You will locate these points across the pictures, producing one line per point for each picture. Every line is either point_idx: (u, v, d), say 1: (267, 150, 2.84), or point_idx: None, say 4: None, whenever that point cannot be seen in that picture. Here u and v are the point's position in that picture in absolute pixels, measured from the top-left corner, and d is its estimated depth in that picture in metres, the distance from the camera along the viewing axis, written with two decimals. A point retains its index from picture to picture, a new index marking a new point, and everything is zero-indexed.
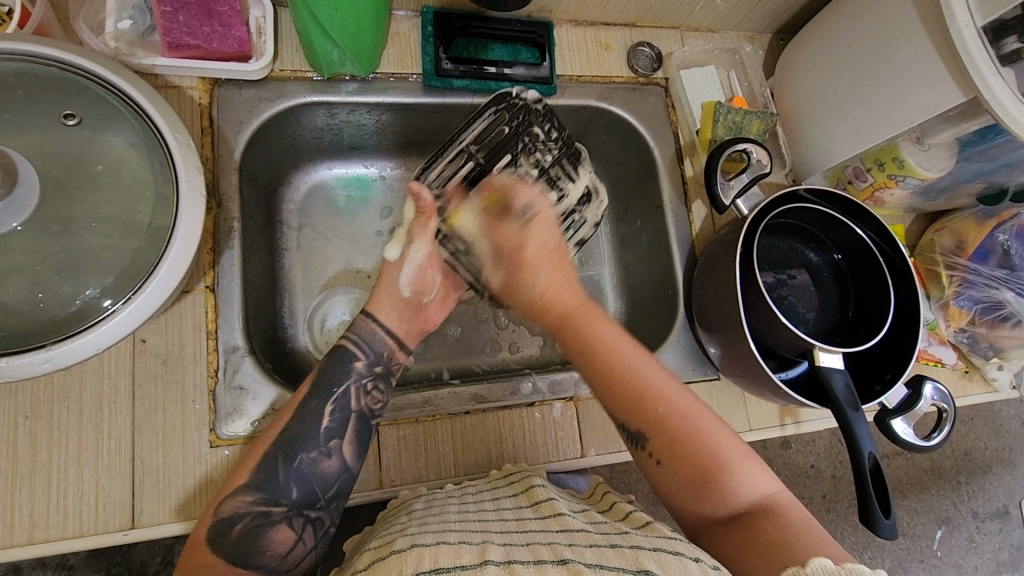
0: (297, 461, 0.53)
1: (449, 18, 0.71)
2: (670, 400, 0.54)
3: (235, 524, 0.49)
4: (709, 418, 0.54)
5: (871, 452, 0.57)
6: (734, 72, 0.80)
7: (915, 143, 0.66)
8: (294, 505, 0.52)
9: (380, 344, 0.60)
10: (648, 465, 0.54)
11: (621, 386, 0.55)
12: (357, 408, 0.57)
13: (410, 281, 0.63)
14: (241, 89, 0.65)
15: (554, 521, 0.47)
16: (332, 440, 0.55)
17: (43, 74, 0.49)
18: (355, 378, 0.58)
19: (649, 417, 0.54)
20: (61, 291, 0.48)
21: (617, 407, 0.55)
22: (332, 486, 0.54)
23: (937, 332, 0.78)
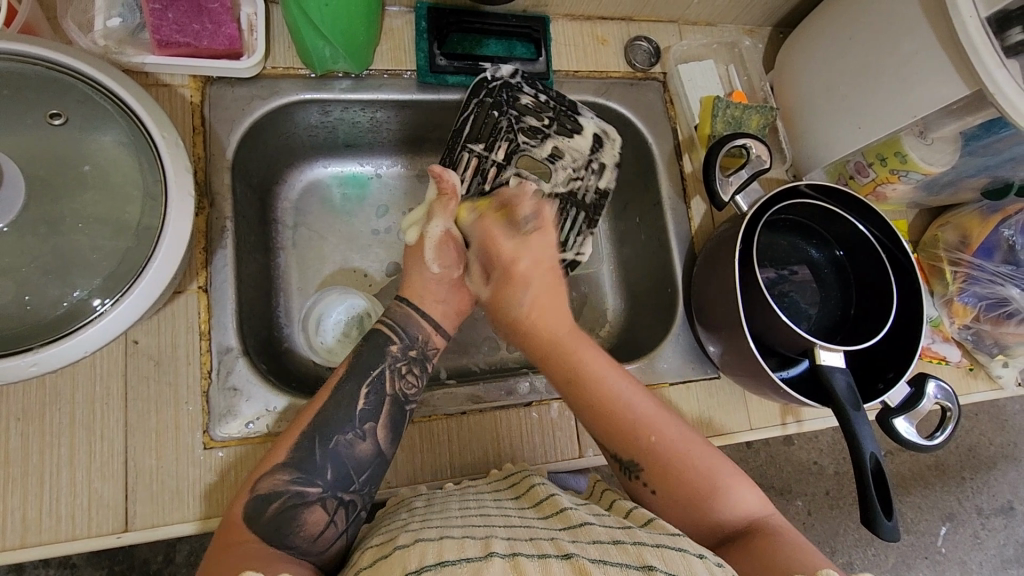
0: (332, 443, 0.53)
1: (444, 14, 0.69)
2: (663, 429, 0.55)
3: (271, 501, 0.49)
4: (703, 447, 0.55)
5: (873, 452, 0.56)
6: (734, 65, 0.79)
7: (918, 137, 0.64)
8: (329, 486, 0.52)
9: (415, 329, 0.62)
10: (640, 493, 0.55)
11: (619, 421, 0.55)
12: (391, 391, 0.58)
13: (435, 259, 0.66)
14: (233, 87, 0.64)
15: (558, 518, 0.46)
16: (366, 423, 0.55)
17: (28, 73, 0.48)
18: (391, 361, 0.59)
19: (644, 448, 0.54)
20: (49, 293, 0.47)
21: (613, 444, 0.55)
22: (366, 470, 0.54)
23: (940, 328, 0.77)
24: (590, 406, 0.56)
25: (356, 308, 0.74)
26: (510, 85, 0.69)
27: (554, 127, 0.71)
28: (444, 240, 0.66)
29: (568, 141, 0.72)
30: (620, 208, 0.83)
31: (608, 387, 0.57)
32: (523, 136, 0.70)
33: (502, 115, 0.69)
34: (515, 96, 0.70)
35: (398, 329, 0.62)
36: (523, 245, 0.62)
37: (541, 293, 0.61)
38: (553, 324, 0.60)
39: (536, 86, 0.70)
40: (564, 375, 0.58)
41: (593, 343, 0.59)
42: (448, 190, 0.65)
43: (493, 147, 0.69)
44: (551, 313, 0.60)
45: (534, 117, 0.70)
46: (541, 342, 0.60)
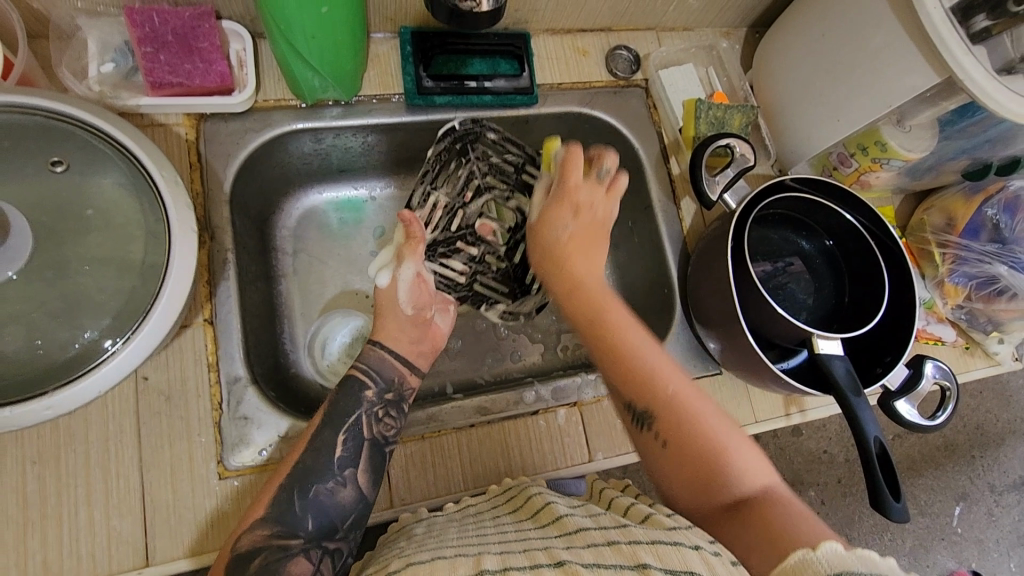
0: (312, 493, 0.53)
1: (427, 37, 0.71)
2: (680, 383, 0.57)
3: (253, 558, 0.49)
4: (712, 409, 0.56)
5: (876, 436, 0.57)
6: (713, 67, 0.81)
7: (896, 125, 0.66)
8: (312, 537, 0.51)
9: (390, 371, 0.62)
10: (650, 449, 0.55)
11: (637, 366, 0.58)
12: (369, 436, 0.58)
13: (409, 299, 0.66)
14: (227, 122, 0.66)
15: (553, 527, 0.47)
16: (347, 469, 0.55)
17: (27, 123, 0.49)
18: (367, 406, 0.59)
19: (664, 399, 0.55)
20: (59, 336, 0.48)
21: (630, 386, 0.57)
22: (350, 517, 0.54)
23: (934, 310, 0.79)
24: (605, 347, 0.61)
25: (357, 328, 0.76)
26: (478, 132, 0.72)
27: (516, 173, 0.75)
28: (416, 283, 0.67)
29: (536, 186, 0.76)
30: None
31: (628, 339, 0.60)
32: (490, 180, 0.74)
33: (467, 160, 0.73)
34: (480, 141, 0.73)
35: (369, 369, 0.61)
36: (592, 199, 0.69)
37: (586, 227, 0.69)
38: (579, 262, 0.67)
39: (499, 133, 0.74)
40: (585, 309, 0.64)
41: (620, 301, 0.64)
42: (416, 237, 0.66)
43: (461, 193, 0.73)
44: (581, 246, 0.68)
45: (498, 163, 0.74)
46: (562, 259, 0.68)
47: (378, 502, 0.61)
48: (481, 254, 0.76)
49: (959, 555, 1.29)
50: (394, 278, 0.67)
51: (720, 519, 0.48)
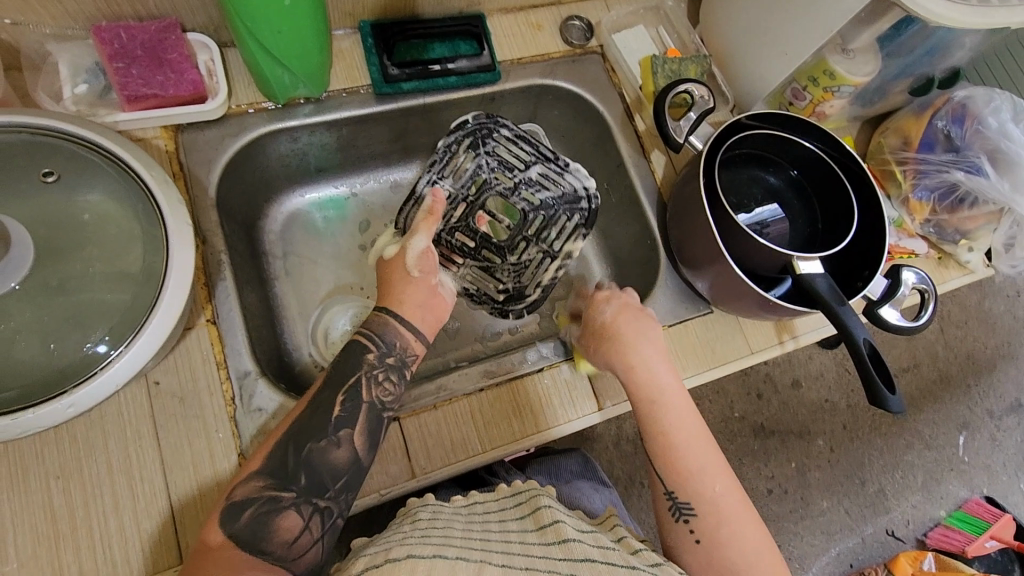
0: (307, 450, 0.55)
1: (386, 29, 0.74)
2: (727, 485, 0.59)
3: (244, 509, 0.51)
4: (749, 517, 0.58)
5: (865, 337, 0.60)
6: (663, 26, 0.85)
7: (840, 52, 0.70)
8: (303, 492, 0.53)
9: (392, 335, 0.62)
10: (682, 543, 0.58)
11: (697, 470, 0.60)
12: (368, 398, 0.58)
13: (416, 262, 0.66)
14: (203, 131, 0.67)
15: (559, 549, 0.49)
16: (342, 429, 0.56)
17: (16, 141, 0.50)
18: (368, 369, 0.59)
19: (711, 500, 0.58)
20: (71, 339, 0.49)
21: (677, 482, 0.59)
22: (342, 477, 0.55)
23: (904, 227, 0.82)
24: (659, 441, 0.61)
25: (357, 315, 0.78)
26: (490, 125, 0.77)
27: (536, 167, 0.78)
28: (421, 255, 0.66)
29: (545, 193, 0.78)
30: None
31: (679, 433, 0.61)
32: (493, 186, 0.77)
33: (481, 155, 0.77)
34: (496, 137, 0.77)
35: (375, 337, 0.61)
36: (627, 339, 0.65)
37: (636, 329, 0.66)
38: (641, 360, 0.64)
39: (516, 130, 0.78)
40: (645, 400, 0.62)
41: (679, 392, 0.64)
42: (433, 211, 0.69)
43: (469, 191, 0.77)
44: (643, 355, 0.64)
45: (515, 162, 0.78)
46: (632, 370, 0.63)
47: (400, 474, 0.62)
48: (474, 248, 0.76)
49: (970, 483, 1.32)
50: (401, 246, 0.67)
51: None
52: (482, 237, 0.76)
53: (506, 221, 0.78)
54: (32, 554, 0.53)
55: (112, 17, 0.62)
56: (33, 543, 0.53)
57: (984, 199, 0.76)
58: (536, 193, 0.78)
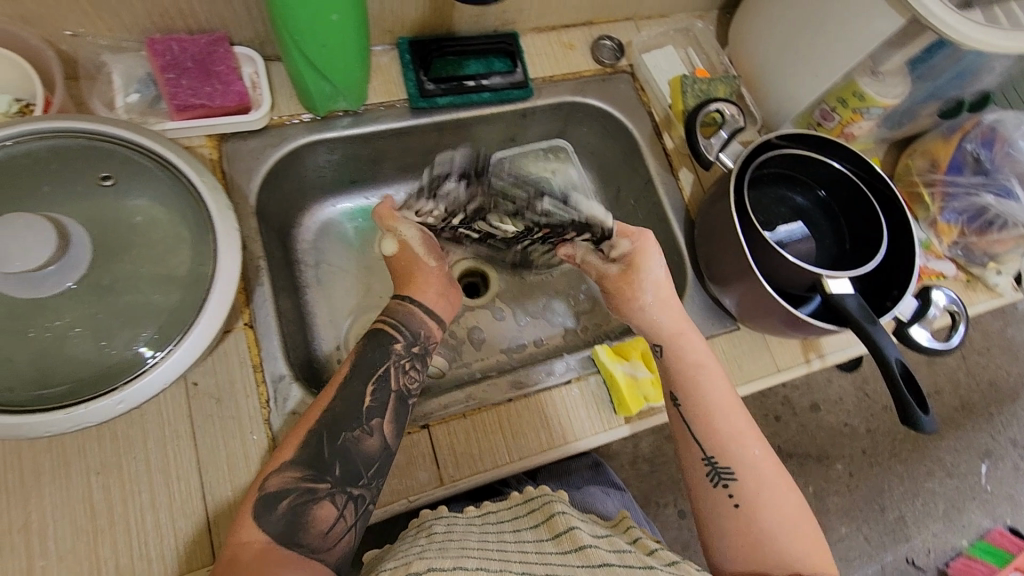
0: (342, 440, 0.56)
1: (424, 46, 0.76)
2: (764, 454, 0.61)
3: (281, 499, 0.52)
4: (784, 482, 0.59)
5: (897, 357, 0.61)
6: (692, 47, 0.86)
7: (869, 74, 0.70)
8: (338, 481, 0.54)
9: (417, 325, 0.64)
10: (719, 506, 0.58)
11: (737, 438, 0.61)
12: (397, 387, 0.60)
13: (425, 251, 0.70)
14: (247, 140, 0.69)
15: (576, 556, 0.50)
16: (374, 419, 0.58)
17: (75, 146, 0.53)
18: (395, 359, 0.61)
19: (755, 464, 0.59)
20: (122, 336, 0.50)
21: (720, 446, 0.60)
22: (374, 465, 0.56)
23: (931, 248, 0.82)
24: (696, 406, 0.62)
25: None
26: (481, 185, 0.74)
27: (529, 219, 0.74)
28: (423, 240, 0.70)
29: (550, 217, 0.73)
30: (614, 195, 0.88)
31: (716, 398, 0.63)
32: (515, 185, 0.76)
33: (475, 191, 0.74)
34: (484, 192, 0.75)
35: (398, 324, 0.64)
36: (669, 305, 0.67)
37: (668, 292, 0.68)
38: (677, 323, 0.66)
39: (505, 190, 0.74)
40: (682, 364, 0.64)
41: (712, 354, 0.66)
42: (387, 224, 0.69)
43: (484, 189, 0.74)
44: (678, 319, 0.67)
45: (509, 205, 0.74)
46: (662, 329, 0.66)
47: (429, 481, 0.63)
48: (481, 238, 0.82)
49: (993, 513, 1.30)
50: (400, 239, 0.69)
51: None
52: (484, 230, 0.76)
53: (511, 228, 0.76)
54: (70, 548, 0.54)
55: (166, 30, 0.64)
56: (72, 538, 0.54)
57: (1013, 222, 0.76)
58: (539, 215, 0.73)
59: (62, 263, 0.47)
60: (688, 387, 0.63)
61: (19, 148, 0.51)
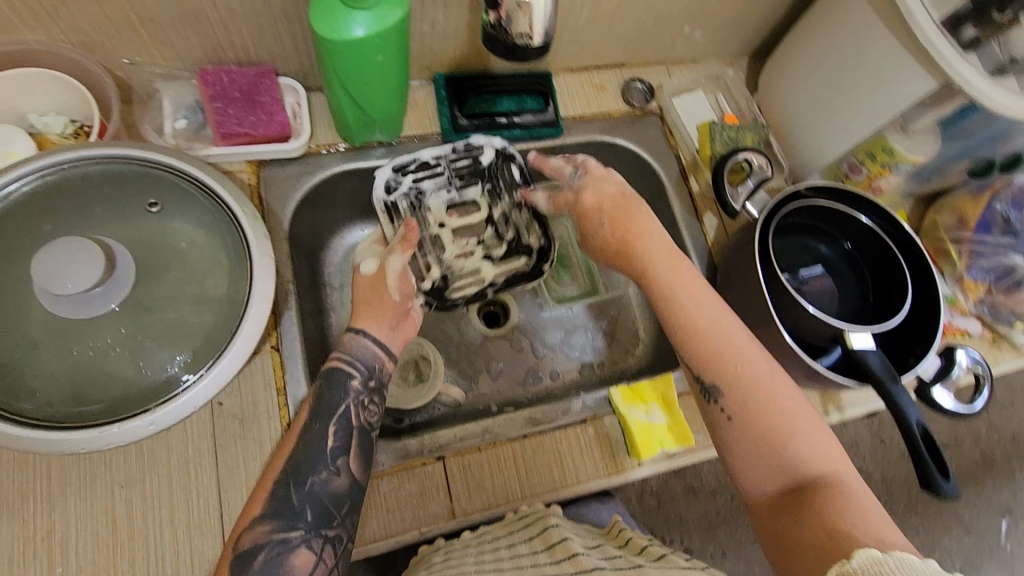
0: (308, 485, 0.55)
1: (459, 82, 0.79)
2: (754, 367, 0.59)
3: (255, 556, 0.51)
4: (785, 386, 0.59)
5: (918, 420, 0.60)
6: (722, 93, 0.88)
7: (899, 131, 0.71)
8: (311, 527, 0.54)
9: (371, 357, 0.61)
10: (717, 421, 0.60)
11: (709, 351, 0.60)
12: (358, 424, 0.58)
13: (394, 284, 0.65)
14: (284, 167, 0.72)
15: (570, 564, 0.53)
16: (339, 457, 0.57)
17: (125, 171, 0.55)
18: (354, 395, 0.59)
19: (734, 375, 0.59)
20: (157, 358, 0.51)
21: (693, 357, 0.61)
22: (345, 503, 0.56)
23: (957, 305, 0.81)
24: (678, 323, 0.62)
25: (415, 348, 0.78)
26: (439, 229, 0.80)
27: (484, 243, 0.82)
28: (400, 275, 0.66)
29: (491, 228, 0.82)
30: None
31: (698, 310, 0.62)
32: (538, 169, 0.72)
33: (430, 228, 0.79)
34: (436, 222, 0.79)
35: (352, 360, 0.60)
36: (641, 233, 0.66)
37: (616, 211, 0.67)
38: (641, 248, 0.65)
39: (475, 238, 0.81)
40: (659, 294, 0.63)
41: (685, 262, 0.64)
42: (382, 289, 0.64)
43: (451, 168, 0.78)
44: (637, 242, 0.65)
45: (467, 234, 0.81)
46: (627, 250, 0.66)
47: (441, 514, 0.63)
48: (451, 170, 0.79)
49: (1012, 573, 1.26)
50: (381, 266, 0.66)
51: (771, 503, 0.55)
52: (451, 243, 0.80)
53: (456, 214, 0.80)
54: (90, 560, 0.55)
55: (217, 61, 0.67)
56: (92, 549, 0.55)
57: None
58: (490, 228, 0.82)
59: (105, 289, 0.49)
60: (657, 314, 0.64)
61: (75, 170, 0.54)
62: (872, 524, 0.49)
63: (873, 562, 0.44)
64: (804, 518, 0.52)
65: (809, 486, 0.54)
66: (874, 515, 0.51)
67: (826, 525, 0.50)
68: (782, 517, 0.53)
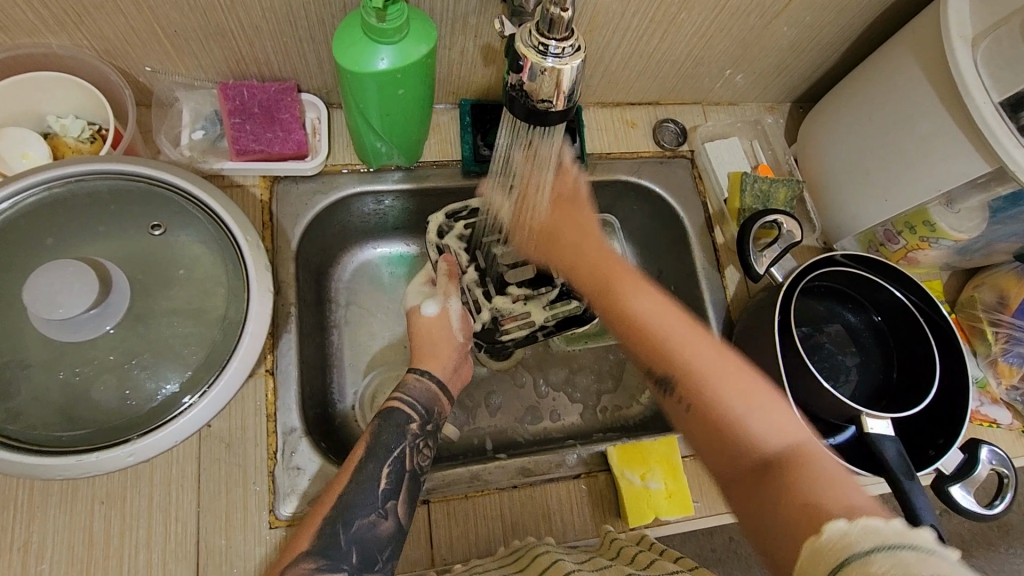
0: (355, 526, 0.53)
1: (485, 110, 0.75)
2: (703, 356, 0.60)
3: None
4: (734, 373, 0.59)
5: (931, 524, 0.54)
6: (757, 141, 0.84)
7: (945, 207, 0.66)
8: (355, 569, 0.51)
9: (429, 399, 0.62)
10: (679, 415, 0.60)
11: (645, 333, 0.62)
12: (411, 466, 0.58)
13: (459, 325, 0.68)
14: (298, 184, 0.71)
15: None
16: (388, 501, 0.55)
17: (133, 189, 0.54)
18: (410, 438, 0.59)
19: (682, 374, 0.60)
20: (145, 387, 0.50)
21: (649, 362, 0.62)
22: (388, 548, 0.53)
23: (987, 390, 0.77)
24: (626, 330, 0.64)
25: None
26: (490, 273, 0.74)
27: (534, 290, 0.74)
28: (462, 316, 0.69)
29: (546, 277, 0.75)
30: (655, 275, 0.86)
31: (632, 308, 0.64)
32: (501, 157, 0.64)
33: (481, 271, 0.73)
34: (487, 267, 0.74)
35: (413, 401, 0.61)
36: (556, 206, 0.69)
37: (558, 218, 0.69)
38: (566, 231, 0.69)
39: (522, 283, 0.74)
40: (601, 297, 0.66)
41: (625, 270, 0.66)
42: (447, 324, 0.68)
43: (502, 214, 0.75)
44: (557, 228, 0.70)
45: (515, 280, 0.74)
46: (572, 269, 0.69)
47: (421, 560, 0.62)
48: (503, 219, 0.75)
49: None
50: (444, 307, 0.69)
51: (737, 482, 0.54)
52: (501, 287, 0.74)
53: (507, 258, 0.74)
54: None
55: (239, 75, 0.66)
56: (67, 564, 0.55)
57: None
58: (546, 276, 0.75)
59: (97, 312, 0.48)
60: (566, 266, 0.70)
61: (82, 185, 0.53)
62: (835, 492, 0.46)
63: (843, 534, 0.39)
64: (768, 492, 0.49)
65: (769, 460, 0.52)
66: (843, 485, 0.47)
67: (783, 483, 0.49)
68: (747, 504, 0.51)
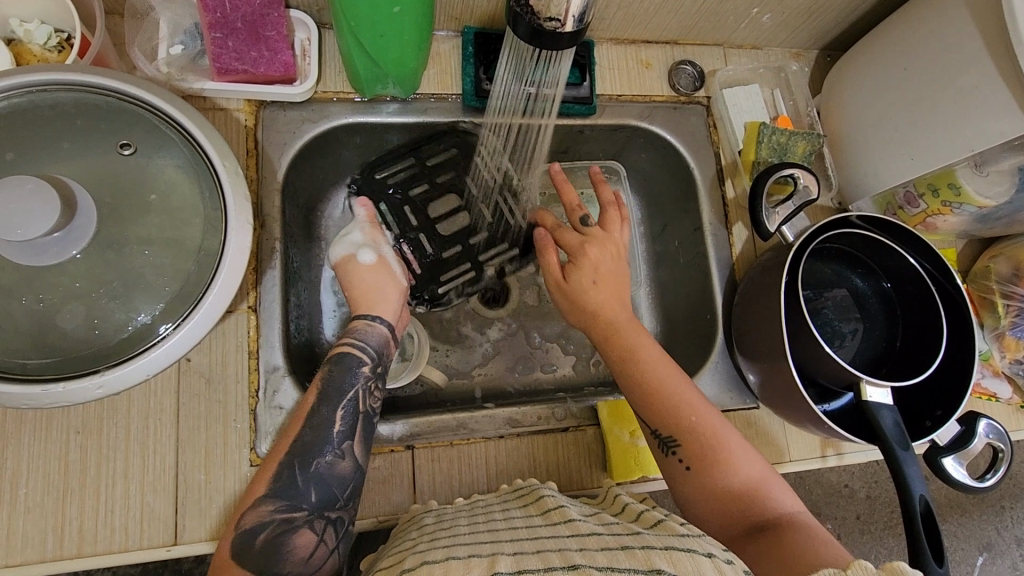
0: (314, 466, 0.51)
1: (491, 39, 0.70)
2: (708, 417, 0.57)
3: (260, 532, 0.48)
4: (734, 437, 0.56)
5: (921, 494, 0.53)
6: (779, 89, 0.79)
7: (975, 170, 0.63)
8: (315, 508, 0.50)
9: (379, 341, 0.58)
10: (675, 474, 0.56)
11: (661, 391, 0.58)
12: (363, 408, 0.55)
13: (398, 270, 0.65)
14: (285, 110, 0.66)
15: (565, 527, 0.47)
16: (344, 441, 0.53)
17: (101, 105, 0.50)
18: (362, 380, 0.56)
19: (687, 429, 0.56)
20: (114, 317, 0.48)
21: (657, 423, 0.57)
22: (349, 486, 0.52)
23: (990, 362, 0.75)
24: (638, 386, 0.59)
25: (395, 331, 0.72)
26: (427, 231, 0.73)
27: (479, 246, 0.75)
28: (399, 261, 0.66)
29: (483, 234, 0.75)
30: (660, 229, 0.82)
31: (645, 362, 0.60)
32: (500, 94, 0.66)
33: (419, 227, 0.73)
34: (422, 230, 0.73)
35: (363, 345, 0.57)
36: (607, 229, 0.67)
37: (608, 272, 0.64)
38: (602, 288, 0.63)
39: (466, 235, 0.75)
40: (614, 338, 0.61)
41: (643, 329, 0.62)
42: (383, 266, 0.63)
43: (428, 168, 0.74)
44: (614, 305, 0.63)
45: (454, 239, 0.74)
46: (597, 313, 0.62)
47: (403, 503, 0.61)
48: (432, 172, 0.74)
49: None
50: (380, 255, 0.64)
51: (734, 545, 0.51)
52: (437, 236, 0.73)
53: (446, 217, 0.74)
54: (39, 503, 0.54)
55: None
56: (42, 492, 0.54)
57: None
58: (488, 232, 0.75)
59: (60, 235, 0.45)
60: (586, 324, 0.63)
61: (46, 97, 0.48)
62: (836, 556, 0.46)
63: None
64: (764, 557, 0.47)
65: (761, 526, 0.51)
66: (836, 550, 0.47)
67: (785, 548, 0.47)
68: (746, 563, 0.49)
